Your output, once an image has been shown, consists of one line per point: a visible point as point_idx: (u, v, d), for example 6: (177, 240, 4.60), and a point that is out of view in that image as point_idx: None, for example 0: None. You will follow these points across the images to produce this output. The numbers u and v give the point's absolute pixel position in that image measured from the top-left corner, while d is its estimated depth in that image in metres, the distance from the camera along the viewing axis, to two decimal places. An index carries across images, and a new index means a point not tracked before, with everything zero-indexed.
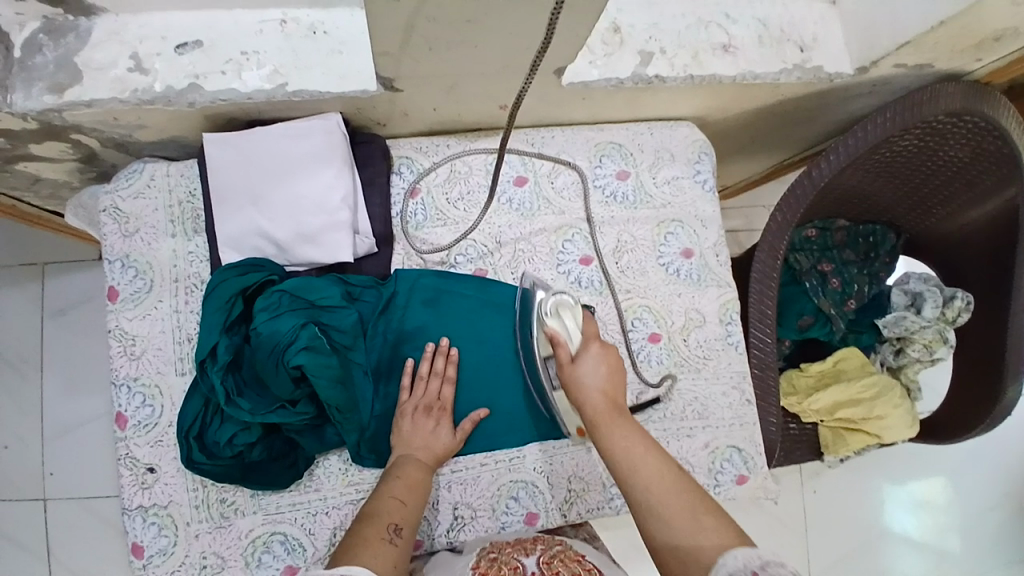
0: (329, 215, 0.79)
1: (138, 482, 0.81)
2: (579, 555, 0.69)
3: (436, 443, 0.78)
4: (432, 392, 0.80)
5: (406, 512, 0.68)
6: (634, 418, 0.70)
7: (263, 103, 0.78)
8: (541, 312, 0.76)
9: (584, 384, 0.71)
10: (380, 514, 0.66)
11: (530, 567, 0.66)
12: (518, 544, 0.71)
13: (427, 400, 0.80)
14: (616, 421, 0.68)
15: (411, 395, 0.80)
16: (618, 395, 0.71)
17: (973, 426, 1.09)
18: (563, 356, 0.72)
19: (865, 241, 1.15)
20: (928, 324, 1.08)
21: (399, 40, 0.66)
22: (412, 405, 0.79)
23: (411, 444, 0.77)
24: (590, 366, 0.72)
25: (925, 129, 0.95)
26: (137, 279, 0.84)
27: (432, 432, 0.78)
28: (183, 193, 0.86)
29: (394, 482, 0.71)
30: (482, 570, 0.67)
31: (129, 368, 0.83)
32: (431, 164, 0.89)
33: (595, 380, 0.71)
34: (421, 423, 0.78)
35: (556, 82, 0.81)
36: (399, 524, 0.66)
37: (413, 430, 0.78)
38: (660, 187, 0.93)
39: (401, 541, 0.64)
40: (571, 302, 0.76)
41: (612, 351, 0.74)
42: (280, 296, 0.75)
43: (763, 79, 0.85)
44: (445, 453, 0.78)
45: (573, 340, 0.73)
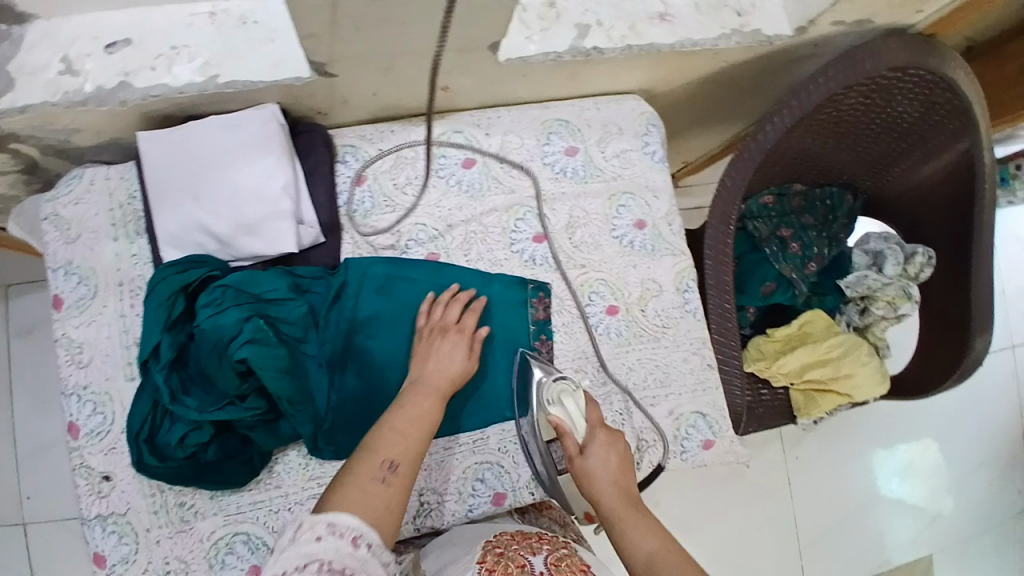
0: (271, 206, 0.78)
1: (94, 492, 0.80)
2: (586, 565, 0.66)
3: (451, 365, 0.76)
4: (449, 316, 0.81)
5: (404, 448, 0.65)
6: (649, 514, 0.69)
7: (196, 96, 0.75)
8: (542, 398, 0.80)
9: (595, 475, 0.72)
10: (376, 449, 0.64)
11: (538, 566, 0.64)
12: (523, 540, 0.70)
13: (444, 324, 0.80)
14: (632, 515, 0.68)
15: (429, 318, 0.81)
16: (631, 487, 0.72)
17: (940, 382, 1.10)
18: (570, 445, 0.74)
19: (823, 205, 1.16)
20: (890, 281, 1.09)
21: (324, 20, 0.64)
22: (428, 328, 0.80)
23: (427, 365, 0.76)
24: (598, 458, 0.73)
25: (871, 85, 0.94)
26: (81, 285, 0.83)
27: (447, 353, 0.77)
28: (124, 196, 0.84)
29: (398, 412, 0.68)
30: (488, 565, 0.64)
31: (78, 376, 0.82)
32: (376, 151, 0.88)
33: (605, 471, 0.72)
34: (437, 343, 0.78)
35: (493, 58, 0.79)
36: (394, 462, 0.63)
37: (429, 351, 0.77)
38: (610, 161, 0.93)
39: (394, 480, 0.62)
40: (572, 389, 0.80)
41: (620, 441, 0.75)
42: (223, 291, 0.74)
43: (702, 46, 0.83)
44: (459, 376, 0.76)
45: (577, 429, 0.76)
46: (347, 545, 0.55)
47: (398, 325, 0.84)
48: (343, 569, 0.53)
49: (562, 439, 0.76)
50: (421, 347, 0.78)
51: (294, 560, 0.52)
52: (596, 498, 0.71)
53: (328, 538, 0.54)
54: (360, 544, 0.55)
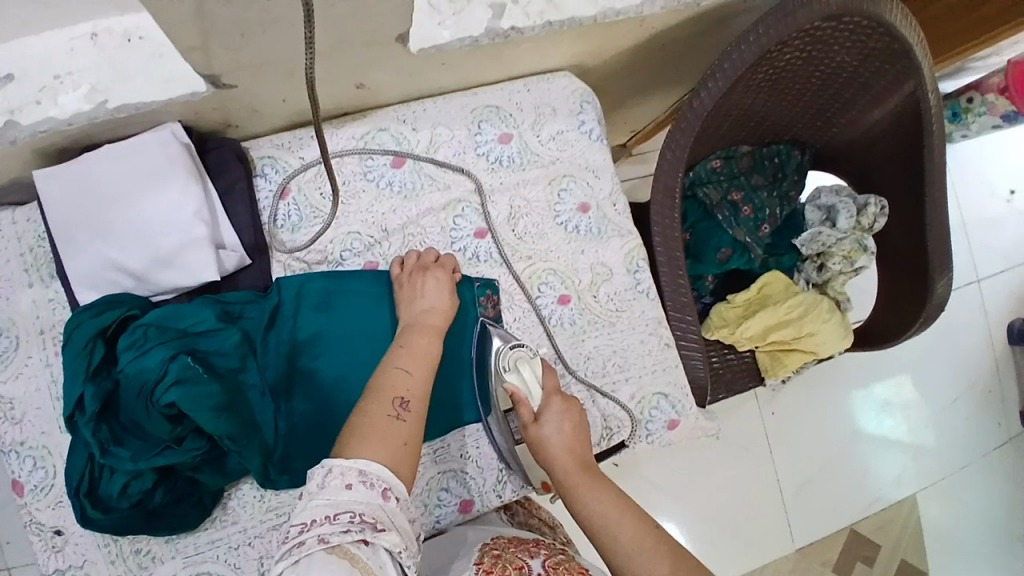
0: (185, 234, 0.73)
1: (49, 547, 0.76)
2: (585, 568, 0.66)
3: (437, 303, 0.77)
4: (427, 258, 0.81)
5: (411, 383, 0.66)
6: (601, 475, 0.74)
7: (88, 125, 0.70)
8: (499, 367, 0.80)
9: (550, 442, 0.75)
10: (385, 388, 0.64)
11: (536, 569, 0.64)
12: (522, 544, 0.70)
13: (423, 265, 0.80)
14: (585, 479, 0.73)
15: (404, 265, 0.81)
16: (584, 451, 0.76)
17: (907, 327, 1.10)
18: (526, 415, 0.78)
19: (772, 162, 1.14)
20: (844, 236, 1.08)
21: (202, 32, 0.59)
22: (407, 271, 0.80)
23: (417, 306, 0.77)
24: (554, 427, 0.76)
25: (806, 38, 0.91)
26: (1, 338, 0.78)
27: (432, 289, 0.78)
28: (33, 238, 0.79)
29: (399, 350, 0.69)
30: (486, 567, 0.65)
31: (14, 432, 0.77)
32: (299, 161, 0.83)
33: (559, 438, 0.76)
34: (420, 281, 0.78)
35: (405, 50, 0.75)
36: (405, 398, 0.64)
37: (414, 289, 0.78)
38: (546, 144, 0.90)
39: (408, 417, 0.63)
40: (530, 354, 0.80)
41: (574, 407, 0.79)
42: (145, 330, 0.70)
43: (626, 14, 0.79)
44: (450, 309, 0.77)
45: (533, 398, 0.79)
46: (377, 497, 0.55)
47: (342, 341, 0.81)
48: (375, 521, 0.53)
49: (518, 408, 0.78)
50: (404, 290, 0.78)
51: (325, 509, 0.53)
52: (551, 465, 0.75)
53: (359, 487, 0.54)
54: (389, 497, 0.56)
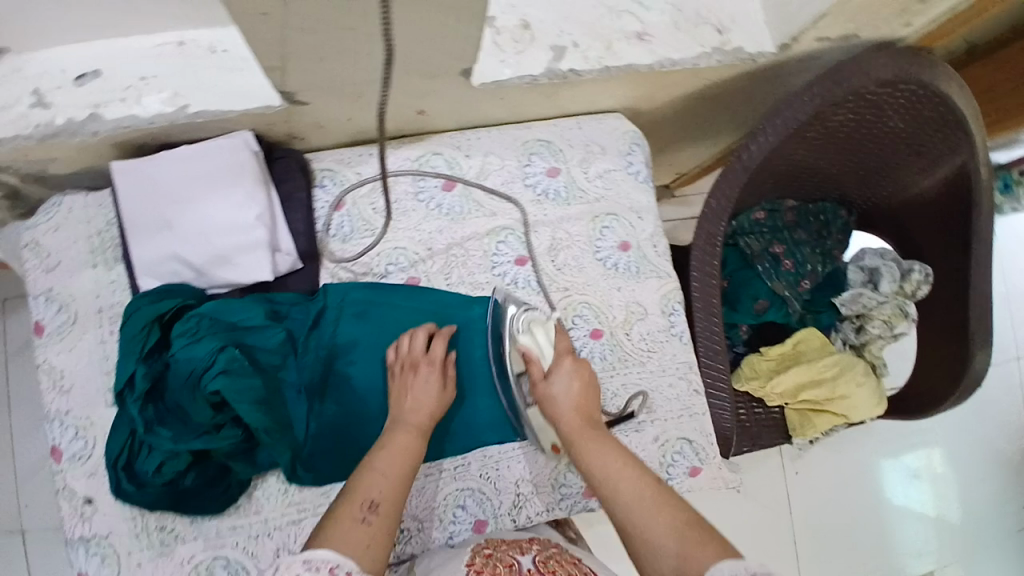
0: (244, 234, 0.78)
1: (77, 514, 0.80)
2: (576, 558, 0.68)
3: (426, 400, 0.74)
4: (416, 347, 0.78)
5: (387, 484, 0.64)
6: (608, 432, 0.72)
7: (167, 125, 0.75)
8: (514, 330, 0.82)
9: (558, 399, 0.75)
10: (358, 489, 0.63)
11: (525, 565, 0.66)
12: (513, 542, 0.72)
13: (413, 358, 0.78)
14: (590, 434, 0.71)
15: (397, 354, 0.79)
16: (593, 410, 0.75)
17: (945, 398, 1.07)
18: (535, 373, 0.78)
19: (817, 219, 1.14)
20: (884, 300, 1.09)
21: (284, 53, 0.64)
22: (398, 365, 0.78)
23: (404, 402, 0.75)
24: (562, 384, 0.76)
25: (860, 101, 0.92)
26: (60, 313, 0.83)
27: (422, 387, 0.75)
28: (103, 223, 0.84)
29: (378, 451, 0.68)
30: (477, 567, 0.67)
31: (60, 402, 0.82)
32: (356, 175, 0.87)
33: (567, 396, 0.75)
34: (410, 380, 0.76)
35: (467, 82, 0.79)
36: (377, 499, 0.63)
37: (403, 388, 0.76)
38: (593, 182, 0.92)
39: (376, 519, 0.61)
40: (543, 319, 0.83)
41: (586, 368, 0.78)
42: (198, 320, 0.75)
43: (682, 65, 0.82)
44: (438, 409, 0.75)
45: (545, 356, 0.79)
46: None
47: (378, 350, 0.84)
48: None
49: (529, 368, 0.79)
50: (394, 386, 0.77)
51: None
52: (558, 421, 0.74)
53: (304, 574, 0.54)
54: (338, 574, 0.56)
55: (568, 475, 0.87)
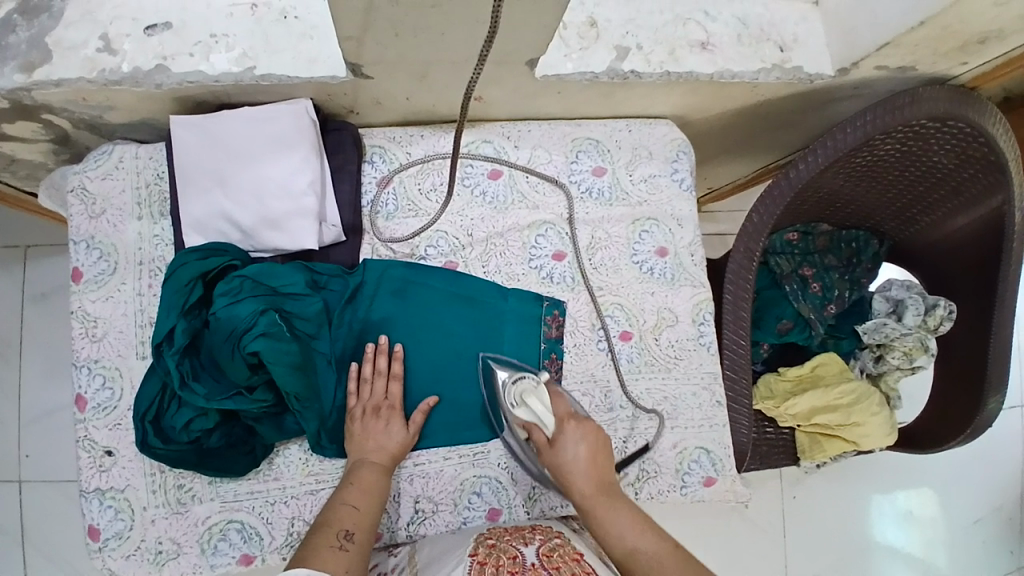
0: (294, 201, 0.79)
1: (95, 465, 0.80)
2: (578, 555, 0.67)
3: (389, 443, 0.79)
4: (378, 391, 0.81)
5: (360, 516, 0.70)
6: (622, 496, 0.74)
7: (231, 86, 0.75)
8: (507, 403, 0.80)
9: (568, 463, 0.76)
10: (332, 522, 0.68)
11: (530, 558, 0.64)
12: (516, 532, 0.70)
13: (375, 402, 0.80)
14: (606, 499, 0.73)
15: (359, 398, 0.81)
16: (604, 469, 0.76)
17: (952, 437, 1.08)
18: (542, 440, 0.78)
19: (848, 246, 1.15)
20: (908, 332, 1.09)
21: (362, 23, 0.64)
22: (360, 408, 0.80)
23: (366, 446, 0.78)
24: (571, 447, 0.76)
25: (908, 132, 0.94)
26: (101, 260, 0.83)
27: (383, 432, 0.79)
28: (151, 175, 0.84)
29: (348, 488, 0.74)
30: (480, 559, 0.64)
31: (90, 350, 0.81)
32: (405, 155, 0.88)
33: (576, 460, 0.76)
34: (371, 425, 0.79)
35: (530, 73, 0.79)
36: (351, 530, 0.68)
37: (364, 433, 0.79)
38: (637, 185, 0.93)
39: (353, 546, 0.66)
40: (534, 385, 0.80)
41: (594, 431, 0.78)
42: (241, 281, 0.76)
43: (741, 78, 0.84)
44: (401, 450, 0.79)
45: (547, 424, 0.78)
46: None
47: (411, 330, 0.85)
48: None
49: (533, 435, 0.79)
50: (354, 433, 0.79)
51: None
52: (571, 486, 0.75)
53: None
54: None
55: None
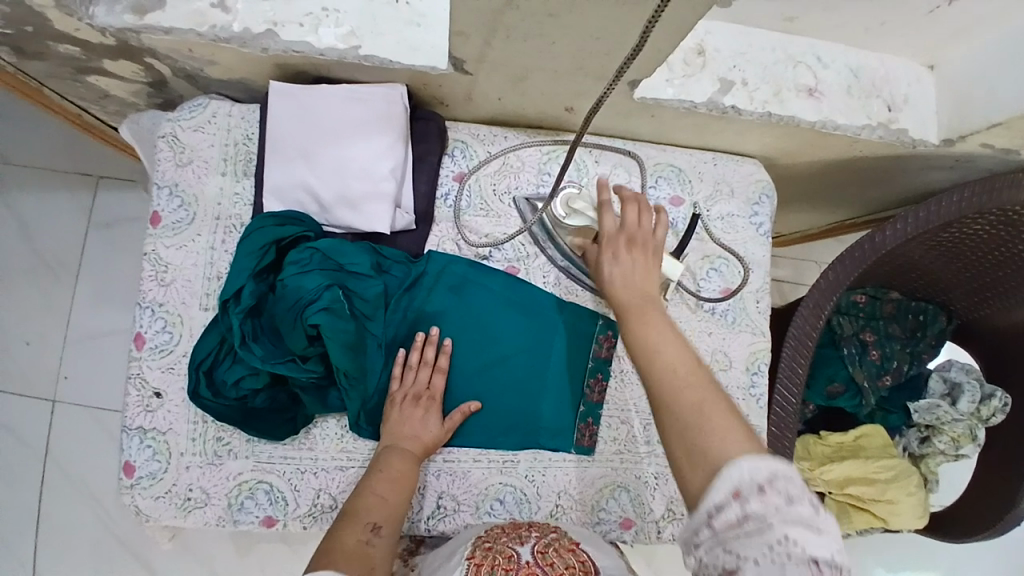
0: (375, 183, 0.80)
1: (142, 404, 0.82)
2: (574, 545, 0.66)
3: (423, 433, 0.78)
4: (421, 380, 0.81)
5: (388, 508, 0.69)
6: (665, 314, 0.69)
7: (334, 61, 0.76)
8: (558, 217, 0.84)
9: (616, 277, 0.73)
10: (361, 513, 0.67)
11: (525, 556, 0.63)
12: (513, 531, 0.68)
13: (416, 389, 0.80)
14: (650, 309, 0.69)
15: (401, 384, 0.81)
16: (654, 289, 0.72)
17: (980, 529, 1.03)
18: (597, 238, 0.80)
19: (914, 317, 1.11)
20: (961, 418, 1.06)
21: (477, 22, 0.64)
22: (401, 393, 0.80)
23: (400, 432, 0.77)
24: (625, 264, 0.74)
25: (1001, 218, 0.90)
26: (180, 209, 0.85)
27: (419, 421, 0.79)
28: (241, 135, 0.86)
29: (378, 476, 0.72)
30: (476, 561, 0.63)
31: (157, 293, 0.83)
32: (486, 153, 0.88)
33: (625, 276, 0.73)
34: (409, 412, 0.79)
35: (627, 93, 0.77)
36: (379, 523, 0.66)
37: (400, 419, 0.78)
38: (713, 221, 0.91)
39: (381, 541, 0.65)
40: (576, 191, 0.85)
41: (642, 248, 0.75)
42: (312, 253, 0.77)
43: (844, 131, 0.81)
44: (432, 444, 0.78)
45: (598, 221, 0.82)
46: None
47: (463, 326, 0.85)
48: None
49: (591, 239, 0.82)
50: (389, 417, 0.79)
51: None
52: (614, 296, 0.72)
53: None
54: None
55: (610, 501, 0.85)
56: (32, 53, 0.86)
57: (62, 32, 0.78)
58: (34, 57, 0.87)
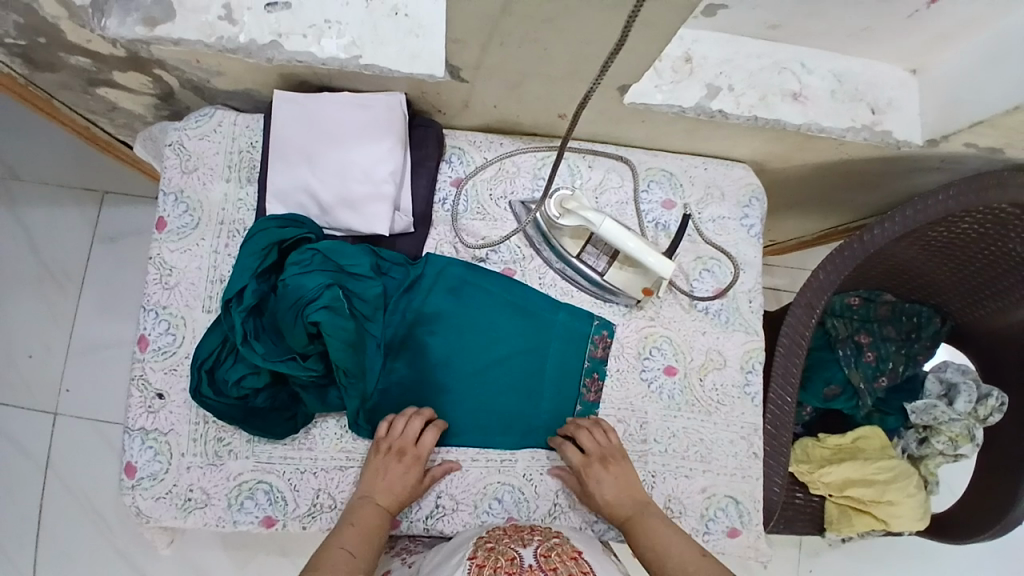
0: (376, 185, 0.83)
1: (145, 406, 0.83)
2: (577, 553, 0.66)
3: (400, 485, 0.79)
4: (409, 433, 0.80)
5: (354, 564, 0.69)
6: (658, 512, 0.79)
7: (335, 70, 0.79)
8: (552, 219, 0.85)
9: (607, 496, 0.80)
10: (323, 565, 0.68)
11: (528, 559, 0.63)
12: (515, 534, 0.68)
13: (401, 444, 0.80)
14: (644, 514, 0.79)
15: (389, 433, 0.81)
16: (638, 490, 0.81)
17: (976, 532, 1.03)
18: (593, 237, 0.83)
19: (909, 320, 1.13)
20: (958, 417, 1.06)
21: (473, 30, 0.67)
22: (385, 444, 0.80)
23: (379, 482, 0.79)
24: (606, 483, 0.80)
25: (987, 214, 0.92)
26: (185, 214, 0.87)
27: (399, 476, 0.79)
28: (245, 143, 0.89)
29: (347, 529, 0.74)
30: (479, 562, 0.63)
31: (161, 296, 0.85)
32: (482, 159, 0.91)
33: (611, 490, 0.80)
34: (391, 466, 0.79)
35: (618, 98, 0.80)
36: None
37: (381, 468, 0.79)
38: (705, 223, 0.93)
39: None
40: (570, 193, 0.85)
41: (617, 462, 0.82)
42: (313, 255, 0.79)
43: (830, 133, 0.84)
44: (407, 499, 0.79)
45: (592, 222, 0.83)
46: None
47: (459, 330, 0.86)
48: None
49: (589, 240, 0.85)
50: (372, 463, 0.80)
51: None
52: (612, 511, 0.80)
53: None
54: None
55: None
56: (45, 65, 0.89)
57: (75, 44, 0.81)
58: (47, 69, 0.91)
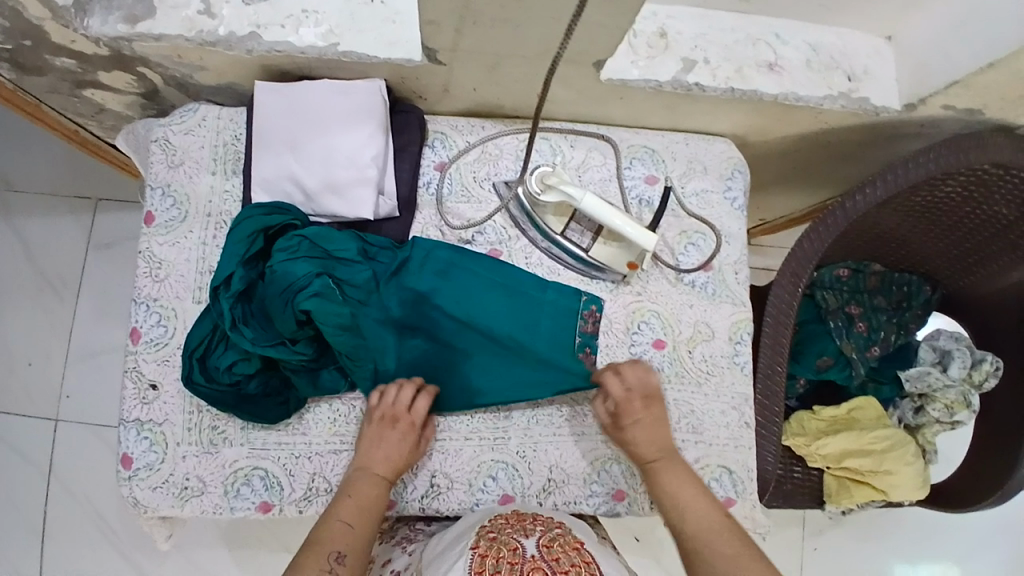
0: (359, 171, 0.83)
1: (139, 397, 0.84)
2: (579, 543, 0.66)
3: (396, 453, 0.79)
4: (402, 402, 0.81)
5: (351, 536, 0.71)
6: (686, 464, 0.80)
7: (315, 59, 0.80)
8: (534, 195, 0.87)
9: (637, 440, 0.80)
10: (325, 542, 0.70)
11: (530, 549, 0.63)
12: (518, 523, 0.68)
13: (395, 411, 0.80)
14: (671, 464, 0.79)
15: (381, 400, 0.81)
16: (667, 439, 0.81)
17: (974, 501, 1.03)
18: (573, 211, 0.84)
19: (899, 289, 1.13)
20: (952, 384, 1.06)
21: (447, 12, 0.68)
22: (379, 412, 0.81)
23: (375, 451, 0.79)
24: (638, 428, 0.81)
25: (970, 176, 0.93)
26: (173, 208, 0.88)
27: (394, 443, 0.79)
28: (229, 136, 0.90)
29: (347, 499, 0.75)
30: (481, 551, 0.63)
31: (151, 288, 0.86)
32: (465, 143, 0.91)
33: (642, 436, 0.80)
34: (385, 433, 0.80)
35: (595, 75, 0.81)
36: (343, 551, 0.69)
37: (376, 437, 0.80)
38: (688, 198, 0.93)
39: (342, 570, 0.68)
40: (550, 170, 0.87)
41: (657, 403, 0.83)
42: (300, 241, 0.80)
43: (807, 102, 0.84)
44: (404, 465, 0.80)
45: (572, 196, 0.84)
46: None
47: None
48: None
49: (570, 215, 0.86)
50: (367, 431, 0.81)
51: None
52: (637, 455, 0.81)
53: None
54: None
55: (603, 474, 0.86)
56: (32, 69, 0.91)
57: (60, 45, 0.83)
58: (33, 72, 0.92)
